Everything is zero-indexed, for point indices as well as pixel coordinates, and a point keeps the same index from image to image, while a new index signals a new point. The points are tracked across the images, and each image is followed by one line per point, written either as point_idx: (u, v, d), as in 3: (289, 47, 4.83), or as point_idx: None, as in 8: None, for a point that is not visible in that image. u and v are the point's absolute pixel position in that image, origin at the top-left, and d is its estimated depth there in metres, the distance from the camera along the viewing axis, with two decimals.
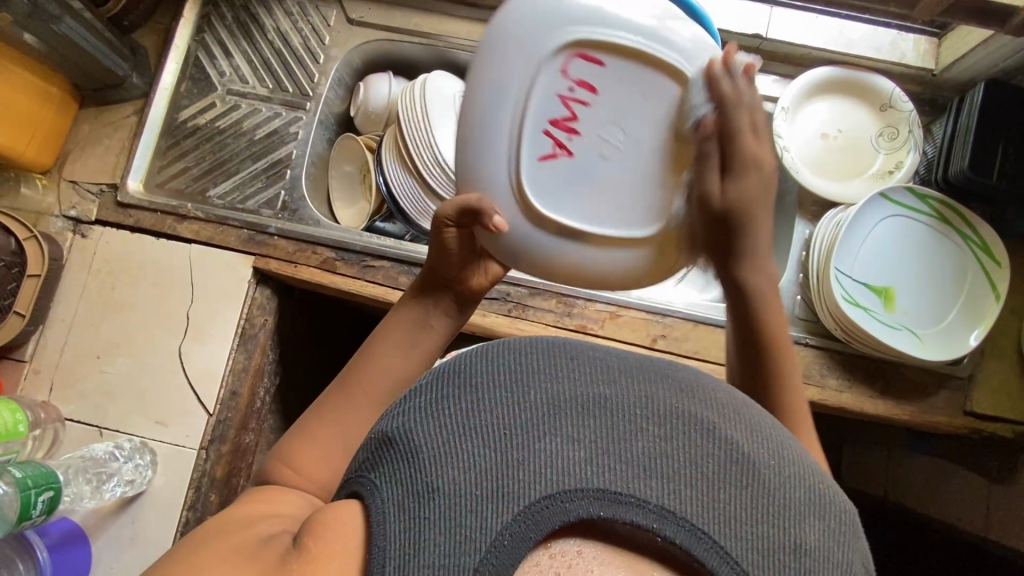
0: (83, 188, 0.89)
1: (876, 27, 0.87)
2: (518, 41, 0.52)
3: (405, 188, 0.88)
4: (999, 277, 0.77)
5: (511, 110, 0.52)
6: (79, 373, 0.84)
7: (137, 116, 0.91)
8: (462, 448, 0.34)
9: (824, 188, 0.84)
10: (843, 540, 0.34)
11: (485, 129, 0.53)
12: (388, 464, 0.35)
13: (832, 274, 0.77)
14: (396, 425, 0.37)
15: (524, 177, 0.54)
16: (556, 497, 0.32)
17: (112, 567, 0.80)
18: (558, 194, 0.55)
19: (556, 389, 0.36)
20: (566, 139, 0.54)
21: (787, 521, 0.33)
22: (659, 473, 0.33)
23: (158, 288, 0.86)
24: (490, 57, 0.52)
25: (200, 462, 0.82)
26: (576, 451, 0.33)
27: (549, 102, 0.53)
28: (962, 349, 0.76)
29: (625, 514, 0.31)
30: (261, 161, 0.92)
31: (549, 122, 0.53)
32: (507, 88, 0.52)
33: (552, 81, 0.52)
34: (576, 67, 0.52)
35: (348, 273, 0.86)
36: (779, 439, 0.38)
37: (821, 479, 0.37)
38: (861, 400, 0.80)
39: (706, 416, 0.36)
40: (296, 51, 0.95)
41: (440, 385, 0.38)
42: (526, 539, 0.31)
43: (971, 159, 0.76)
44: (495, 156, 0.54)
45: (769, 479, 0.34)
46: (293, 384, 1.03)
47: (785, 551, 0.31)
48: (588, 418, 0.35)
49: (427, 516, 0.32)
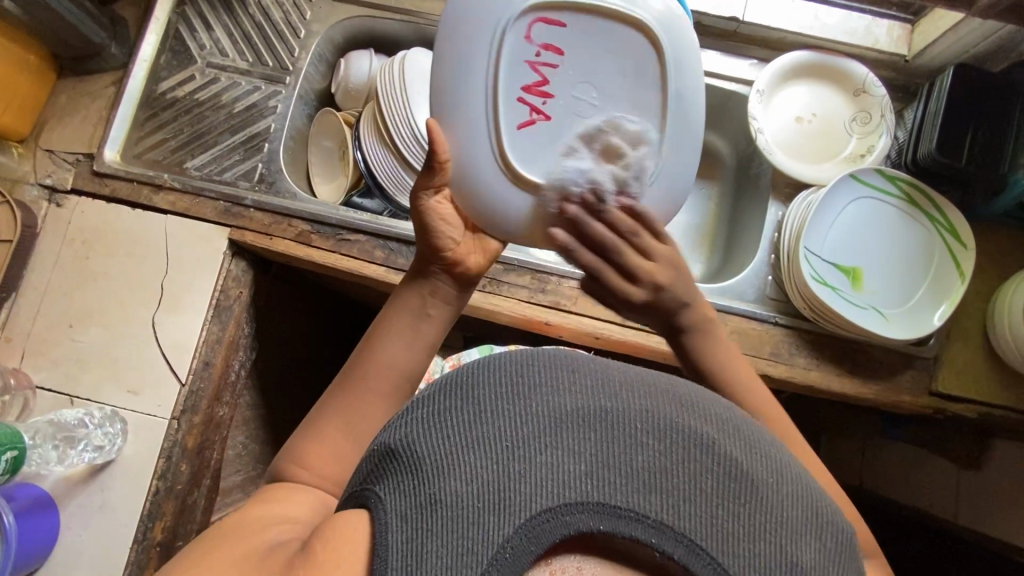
0: (59, 157, 0.89)
1: (851, 13, 0.88)
2: (473, 18, 0.56)
3: (383, 164, 0.89)
4: (963, 258, 0.78)
5: (483, 72, 0.56)
6: (51, 341, 0.84)
7: (115, 86, 0.91)
8: (464, 459, 0.34)
9: (797, 170, 0.85)
10: (839, 562, 0.34)
11: (461, 92, 0.57)
12: (394, 476, 0.36)
13: (801, 254, 0.78)
14: (400, 437, 0.37)
15: (506, 146, 0.57)
16: (556, 511, 0.32)
17: (81, 535, 0.80)
18: (542, 157, 0.58)
19: (557, 401, 0.36)
20: (541, 104, 0.58)
21: (786, 541, 0.33)
22: (659, 488, 0.33)
23: (132, 258, 0.86)
24: (446, 38, 0.57)
25: (171, 432, 0.82)
26: (577, 465, 0.34)
27: (519, 68, 0.57)
28: (927, 327, 0.77)
29: (624, 529, 0.32)
30: (239, 133, 0.92)
31: (522, 89, 0.57)
32: (471, 66, 0.56)
33: (519, 48, 0.57)
34: (538, 33, 0.57)
35: (324, 246, 0.86)
36: (780, 456, 0.38)
37: (821, 498, 0.37)
38: (829, 379, 0.81)
39: (705, 430, 0.36)
40: (276, 26, 0.95)
41: (441, 396, 0.38)
42: (525, 553, 0.31)
43: (939, 142, 0.78)
44: (467, 129, 0.57)
45: (766, 498, 0.34)
46: (268, 361, 1.03)
47: (780, 569, 0.32)
48: (589, 429, 0.35)
49: (429, 526, 0.32)
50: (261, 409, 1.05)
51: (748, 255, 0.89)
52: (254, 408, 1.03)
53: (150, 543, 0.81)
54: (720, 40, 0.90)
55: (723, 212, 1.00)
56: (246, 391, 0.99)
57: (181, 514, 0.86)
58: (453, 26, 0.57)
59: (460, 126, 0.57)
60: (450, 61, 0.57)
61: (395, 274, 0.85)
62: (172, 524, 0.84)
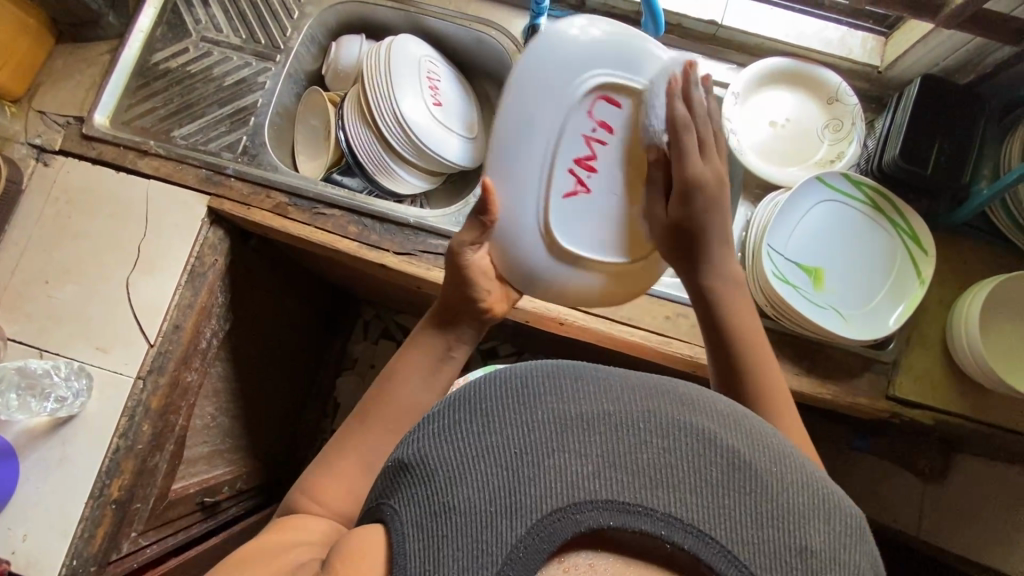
0: (50, 119, 0.92)
1: (827, 24, 0.91)
2: (541, 81, 0.60)
3: (364, 144, 0.92)
4: (924, 264, 0.79)
5: (539, 153, 0.61)
6: (26, 295, 0.86)
7: (110, 55, 0.94)
8: (472, 467, 0.32)
9: (766, 171, 0.87)
10: (849, 543, 0.33)
11: (513, 160, 0.61)
12: (408, 488, 0.34)
13: (764, 251, 0.80)
14: (413, 451, 0.36)
15: (550, 213, 0.63)
16: (567, 510, 0.31)
17: (39, 488, 0.80)
18: (575, 226, 0.65)
19: (560, 405, 0.34)
20: (586, 177, 0.64)
21: (792, 525, 0.31)
22: (665, 481, 0.32)
23: (112, 220, 0.88)
24: (520, 95, 0.60)
25: (136, 392, 0.83)
26: (584, 466, 0.32)
27: (575, 141, 0.62)
28: (884, 330, 0.78)
29: (634, 523, 0.31)
30: (227, 106, 0.94)
31: (573, 162, 0.62)
32: (535, 131, 0.60)
33: (579, 122, 0.61)
34: (600, 112, 0.62)
35: (300, 219, 0.87)
36: (781, 446, 0.35)
37: (826, 483, 0.34)
38: (788, 377, 0.82)
39: (707, 425, 0.34)
40: (271, 5, 0.97)
41: (446, 411, 0.36)
42: (539, 551, 0.30)
43: (904, 149, 0.79)
44: (523, 197, 0.62)
45: (772, 487, 0.32)
46: (243, 333, 1.05)
47: (791, 554, 0.31)
48: (595, 431, 0.32)
49: (443, 532, 0.31)
50: (231, 380, 1.06)
51: None
52: (225, 379, 1.04)
53: (106, 500, 0.81)
54: (699, 43, 0.92)
55: None
56: (218, 361, 1.00)
57: (141, 475, 0.86)
58: (522, 89, 0.60)
59: (512, 186, 0.62)
60: (515, 121, 0.60)
61: (367, 250, 0.86)
62: (131, 483, 0.84)
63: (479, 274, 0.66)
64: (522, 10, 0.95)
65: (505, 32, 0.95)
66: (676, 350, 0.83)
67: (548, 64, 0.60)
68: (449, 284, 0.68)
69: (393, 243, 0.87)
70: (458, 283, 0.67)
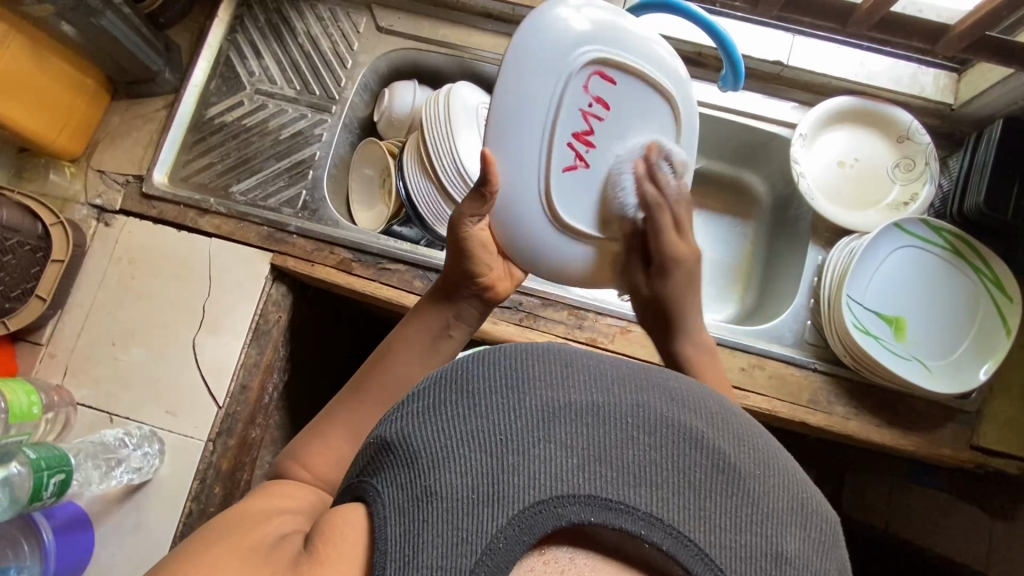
0: (110, 177, 0.91)
1: (897, 60, 0.88)
2: (546, 53, 0.55)
3: (424, 196, 0.89)
4: (1010, 312, 0.77)
5: (540, 122, 0.56)
6: (93, 359, 0.85)
7: (166, 110, 0.94)
8: (458, 454, 0.34)
9: (839, 216, 0.85)
10: (824, 550, 0.34)
11: (517, 129, 0.55)
12: (388, 469, 0.35)
13: (844, 301, 0.78)
14: (395, 430, 0.37)
15: (552, 186, 0.58)
16: (547, 503, 0.32)
17: (113, 555, 0.80)
18: (578, 204, 0.60)
19: (550, 396, 0.36)
20: (585, 152, 0.59)
21: (769, 530, 0.33)
22: (648, 480, 0.34)
23: (175, 279, 0.88)
24: (515, 64, 0.55)
25: (206, 455, 0.83)
26: (570, 459, 0.33)
27: (573, 117, 0.57)
28: (972, 382, 0.76)
29: (614, 520, 0.32)
30: (285, 160, 0.93)
31: (572, 136, 0.58)
32: (535, 97, 0.55)
33: (576, 97, 0.57)
34: (595, 86, 0.58)
35: (364, 275, 0.87)
36: (771, 449, 0.37)
37: (807, 489, 0.37)
38: (868, 429, 0.80)
39: (694, 425, 0.36)
40: (324, 55, 0.97)
41: (434, 392, 0.37)
42: (520, 542, 0.31)
43: (986, 195, 0.77)
44: (525, 157, 0.56)
45: (754, 490, 0.34)
46: (300, 383, 1.04)
47: (764, 558, 0.32)
48: (582, 424, 0.35)
49: (423, 518, 0.32)
50: (291, 431, 1.05)
51: (787, 298, 0.89)
52: (285, 429, 1.03)
53: None
54: (764, 84, 0.90)
55: (760, 252, 1.00)
56: (277, 412, 0.99)
57: None
58: (521, 56, 0.55)
59: (512, 161, 0.56)
60: (512, 94, 0.55)
61: None
62: None
63: (485, 253, 0.61)
64: None
65: None
66: (754, 403, 0.80)
67: (542, 32, 0.55)
68: (449, 258, 0.63)
69: None
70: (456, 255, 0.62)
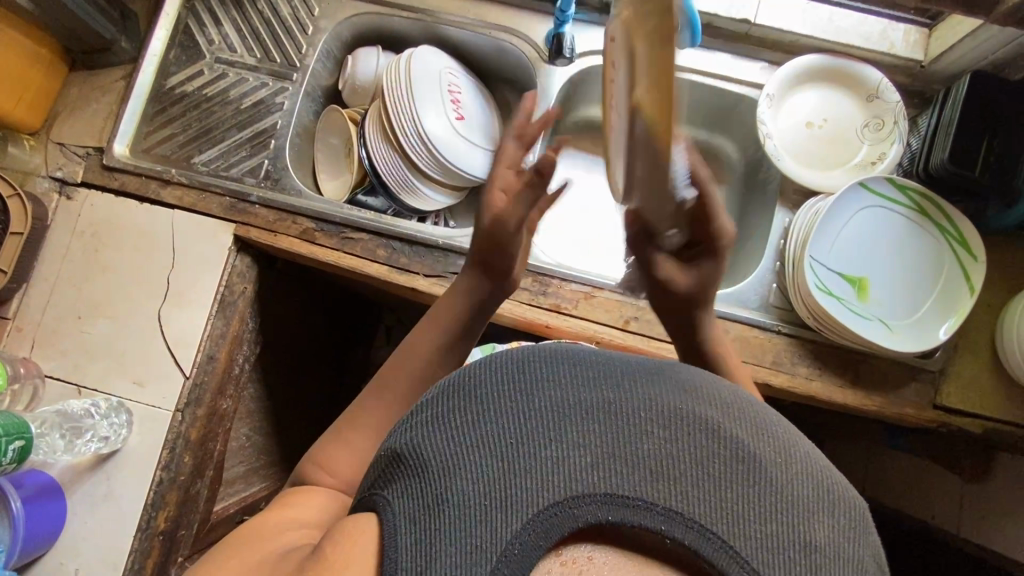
0: (70, 150, 0.90)
1: (867, 17, 0.87)
2: None
3: (387, 162, 0.88)
4: (974, 270, 0.76)
5: None
6: (60, 331, 0.86)
7: (126, 80, 0.93)
8: (469, 460, 0.34)
9: (806, 177, 0.83)
10: (855, 537, 0.34)
11: None
12: (399, 479, 0.35)
13: (806, 263, 0.77)
14: (406, 440, 0.37)
15: None
16: (562, 505, 0.32)
17: (86, 522, 0.81)
18: None
19: (560, 395, 0.36)
20: None
21: (797, 519, 0.32)
22: (665, 475, 0.33)
23: (140, 251, 0.87)
24: None
25: (175, 424, 0.83)
26: (582, 457, 0.33)
27: None
28: (933, 340, 0.76)
29: (632, 517, 0.32)
30: (246, 130, 0.92)
31: None
32: None
33: None
34: None
35: (327, 245, 0.86)
36: (789, 436, 0.37)
37: (832, 476, 0.36)
38: (831, 389, 0.80)
39: (709, 416, 0.36)
40: (285, 21, 0.95)
41: (441, 400, 0.38)
42: (536, 547, 0.31)
43: (952, 151, 0.76)
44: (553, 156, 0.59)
45: (775, 478, 0.34)
46: (273, 354, 1.04)
47: (795, 549, 0.32)
48: (592, 422, 0.34)
49: (436, 526, 0.32)
50: (266, 401, 1.05)
51: (753, 263, 0.88)
52: (260, 400, 1.04)
53: (153, 532, 0.82)
54: (730, 43, 0.88)
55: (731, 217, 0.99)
56: (250, 383, 1.00)
57: (184, 504, 0.87)
58: None
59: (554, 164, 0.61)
60: None
61: (397, 274, 0.85)
62: (175, 513, 0.85)
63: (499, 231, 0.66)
64: (544, 15, 0.92)
65: (527, 39, 0.92)
66: None
67: None
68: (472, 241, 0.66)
69: (423, 265, 0.85)
70: (488, 245, 0.64)
